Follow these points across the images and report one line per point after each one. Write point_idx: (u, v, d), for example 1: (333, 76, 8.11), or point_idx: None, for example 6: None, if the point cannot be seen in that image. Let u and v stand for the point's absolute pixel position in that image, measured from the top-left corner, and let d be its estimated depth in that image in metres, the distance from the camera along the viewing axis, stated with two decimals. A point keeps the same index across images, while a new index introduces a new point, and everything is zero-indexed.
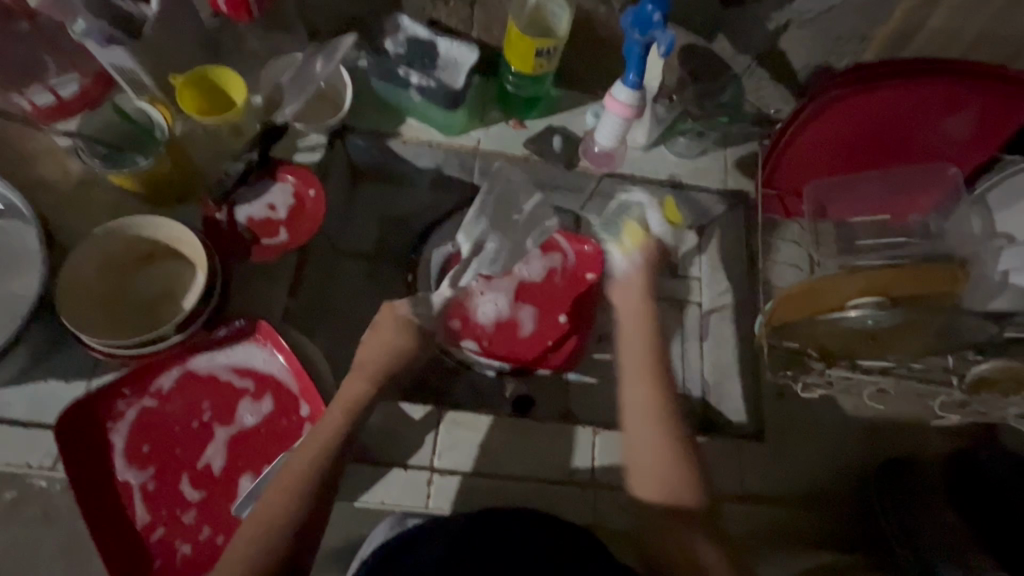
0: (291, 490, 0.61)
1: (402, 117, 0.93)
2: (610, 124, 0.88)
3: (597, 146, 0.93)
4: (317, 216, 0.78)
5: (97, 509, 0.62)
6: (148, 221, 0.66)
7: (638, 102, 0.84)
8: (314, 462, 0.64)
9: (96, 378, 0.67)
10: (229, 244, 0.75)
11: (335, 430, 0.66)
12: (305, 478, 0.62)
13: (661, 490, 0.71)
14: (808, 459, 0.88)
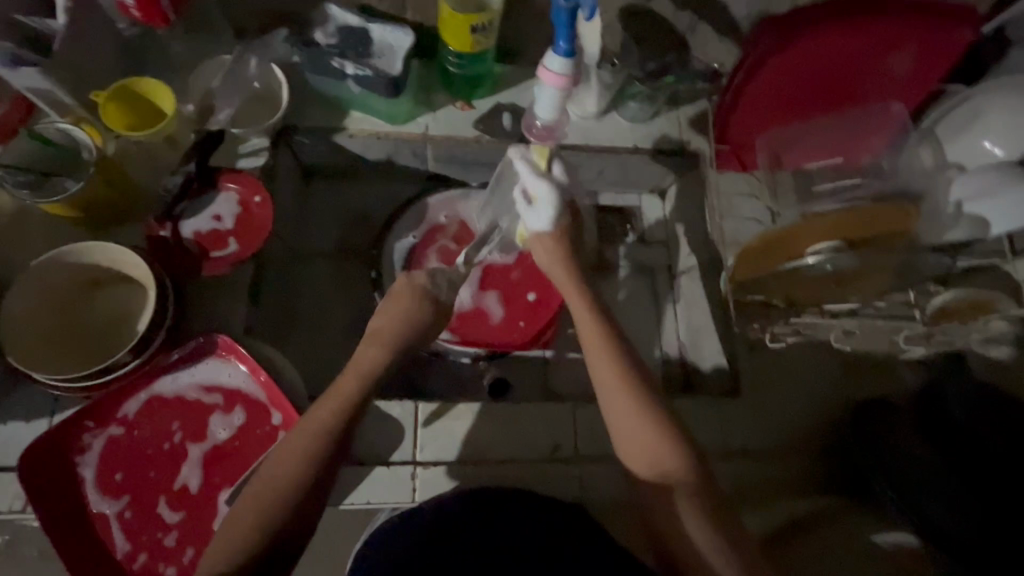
0: (273, 497, 0.58)
1: (344, 112, 0.90)
2: (548, 96, 0.84)
3: (539, 120, 0.89)
4: (265, 223, 0.79)
5: (78, 540, 0.66)
6: (86, 248, 0.69)
7: (572, 70, 0.81)
8: (297, 464, 0.60)
9: (57, 414, 0.71)
10: (177, 261, 0.76)
11: (327, 417, 0.64)
12: (285, 487, 0.59)
13: (649, 465, 0.65)
14: (784, 408, 0.88)
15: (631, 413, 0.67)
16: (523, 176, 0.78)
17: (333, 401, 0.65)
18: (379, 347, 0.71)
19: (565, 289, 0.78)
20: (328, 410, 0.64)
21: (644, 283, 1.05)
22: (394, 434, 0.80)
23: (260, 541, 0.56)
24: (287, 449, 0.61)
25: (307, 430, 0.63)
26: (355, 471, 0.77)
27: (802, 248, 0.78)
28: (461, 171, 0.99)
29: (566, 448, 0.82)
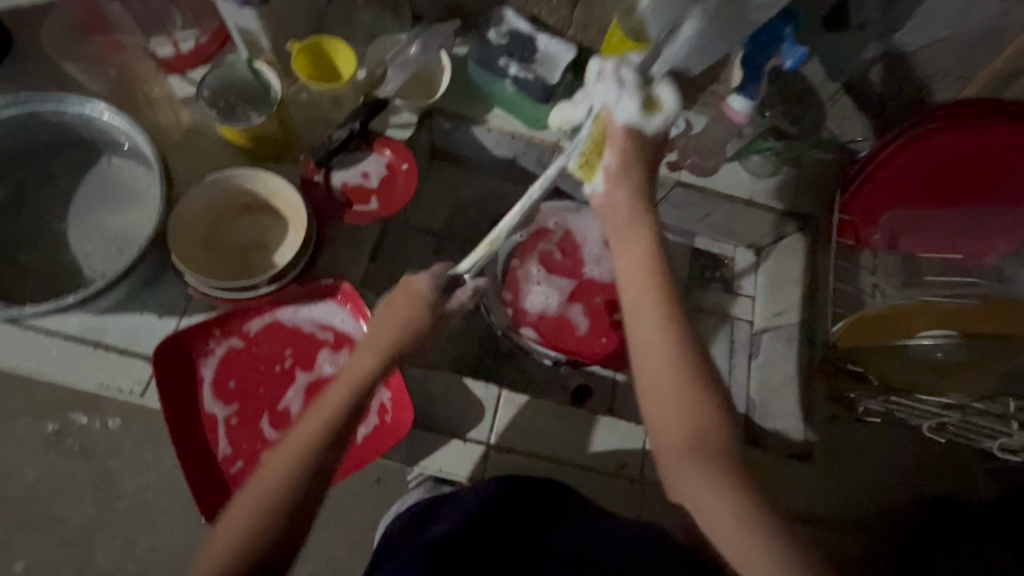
0: (248, 527, 0.51)
1: (488, 105, 0.95)
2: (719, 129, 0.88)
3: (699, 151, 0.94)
4: (407, 188, 0.85)
5: (188, 432, 0.72)
6: (254, 175, 0.76)
7: (751, 110, 0.84)
8: (273, 489, 0.52)
9: (185, 316, 0.79)
10: (327, 205, 0.83)
11: (312, 434, 0.55)
12: (265, 511, 0.52)
13: (683, 429, 0.56)
14: (853, 486, 0.89)
15: (678, 384, 0.58)
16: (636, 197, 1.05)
17: (318, 417, 0.57)
18: (374, 356, 0.61)
19: (632, 241, 0.65)
20: (315, 421, 0.56)
21: (724, 331, 1.10)
22: (474, 412, 0.83)
23: (246, 561, 0.50)
24: (265, 475, 0.54)
25: (283, 455, 0.54)
26: (432, 436, 0.81)
27: (915, 330, 0.77)
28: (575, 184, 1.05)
29: (633, 467, 0.83)
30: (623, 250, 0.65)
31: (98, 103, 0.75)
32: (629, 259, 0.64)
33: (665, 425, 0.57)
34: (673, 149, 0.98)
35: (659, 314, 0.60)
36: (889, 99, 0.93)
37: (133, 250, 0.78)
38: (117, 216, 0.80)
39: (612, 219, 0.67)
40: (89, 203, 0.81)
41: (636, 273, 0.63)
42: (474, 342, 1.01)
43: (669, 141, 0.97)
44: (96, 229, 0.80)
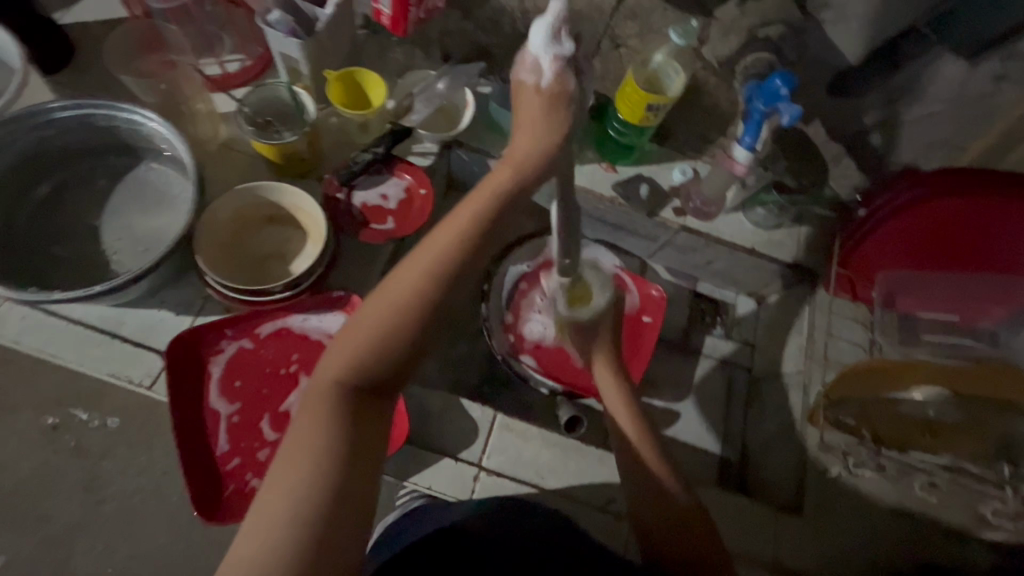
0: (382, 340, 0.53)
1: (505, 141, 1.01)
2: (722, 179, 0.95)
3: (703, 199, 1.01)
4: (423, 212, 0.89)
5: (190, 427, 0.74)
6: (281, 188, 0.81)
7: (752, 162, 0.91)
8: (406, 307, 0.53)
9: (200, 315, 0.82)
10: (345, 221, 0.88)
11: (454, 236, 0.54)
12: (401, 325, 0.53)
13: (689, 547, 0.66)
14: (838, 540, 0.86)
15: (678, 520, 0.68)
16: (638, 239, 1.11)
17: (442, 242, 0.55)
18: (515, 163, 0.56)
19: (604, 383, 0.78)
20: (442, 250, 0.54)
21: (721, 376, 1.12)
22: (468, 432, 0.84)
23: (384, 359, 0.53)
24: (400, 277, 0.54)
25: (424, 252, 0.54)
26: (425, 452, 0.82)
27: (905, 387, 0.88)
28: (584, 221, 1.10)
29: (620, 504, 0.83)
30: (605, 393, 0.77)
31: (148, 113, 0.81)
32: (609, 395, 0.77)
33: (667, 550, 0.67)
34: (680, 195, 1.03)
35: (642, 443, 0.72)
36: (888, 163, 0.97)
37: (159, 248, 0.82)
38: (148, 216, 0.85)
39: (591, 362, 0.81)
40: (124, 202, 0.86)
41: (620, 410, 0.75)
42: (473, 365, 1.04)
43: (676, 187, 1.03)
44: (127, 227, 0.84)
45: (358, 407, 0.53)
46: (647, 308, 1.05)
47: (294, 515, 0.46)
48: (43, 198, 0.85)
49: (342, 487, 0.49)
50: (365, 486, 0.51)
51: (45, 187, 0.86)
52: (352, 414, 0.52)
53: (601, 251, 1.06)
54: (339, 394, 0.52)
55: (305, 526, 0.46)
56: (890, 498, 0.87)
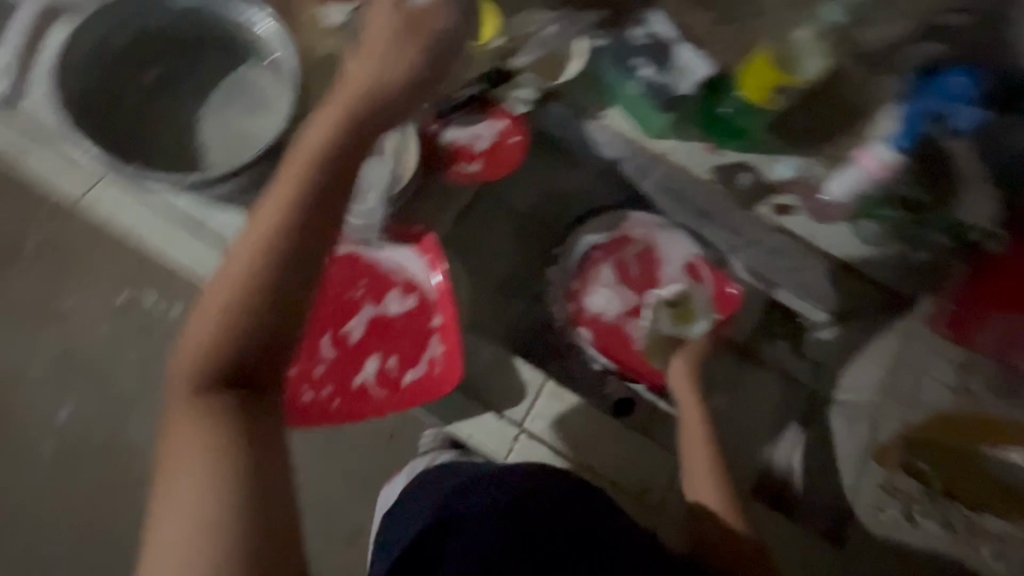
0: (224, 325, 0.53)
1: (607, 103, 0.96)
2: (853, 176, 0.85)
3: (824, 195, 0.90)
4: (511, 161, 0.88)
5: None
6: None
7: (897, 164, 0.82)
8: (243, 288, 0.53)
9: None
10: (433, 156, 0.86)
11: (275, 217, 0.55)
12: (232, 328, 0.53)
13: (726, 508, 0.75)
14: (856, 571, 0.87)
15: (717, 480, 0.78)
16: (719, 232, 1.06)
17: (267, 220, 0.55)
18: (326, 127, 0.58)
19: (687, 403, 0.85)
20: (270, 220, 0.55)
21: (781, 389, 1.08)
22: (516, 392, 0.83)
23: (218, 481, 0.49)
24: (223, 285, 0.54)
25: (243, 267, 0.54)
26: (471, 403, 0.83)
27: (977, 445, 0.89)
28: (670, 204, 1.05)
29: (655, 493, 0.82)
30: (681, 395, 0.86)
31: (266, 8, 0.80)
32: (679, 388, 0.87)
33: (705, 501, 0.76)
34: (781, 192, 0.96)
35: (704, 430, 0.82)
36: None
37: (250, 153, 0.83)
38: (244, 120, 0.85)
39: (675, 376, 0.88)
40: (223, 101, 0.86)
41: (691, 406, 0.84)
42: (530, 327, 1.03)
43: (779, 183, 0.95)
44: (224, 127, 0.85)
45: (243, 413, 0.53)
46: (719, 304, 0.97)
47: (208, 557, 0.47)
48: (150, 84, 0.86)
49: (258, 466, 0.51)
50: (287, 495, 0.52)
51: (152, 72, 0.86)
52: (220, 400, 0.53)
53: (678, 236, 1.04)
54: (196, 391, 0.53)
55: (235, 516, 0.49)
56: (915, 539, 0.87)
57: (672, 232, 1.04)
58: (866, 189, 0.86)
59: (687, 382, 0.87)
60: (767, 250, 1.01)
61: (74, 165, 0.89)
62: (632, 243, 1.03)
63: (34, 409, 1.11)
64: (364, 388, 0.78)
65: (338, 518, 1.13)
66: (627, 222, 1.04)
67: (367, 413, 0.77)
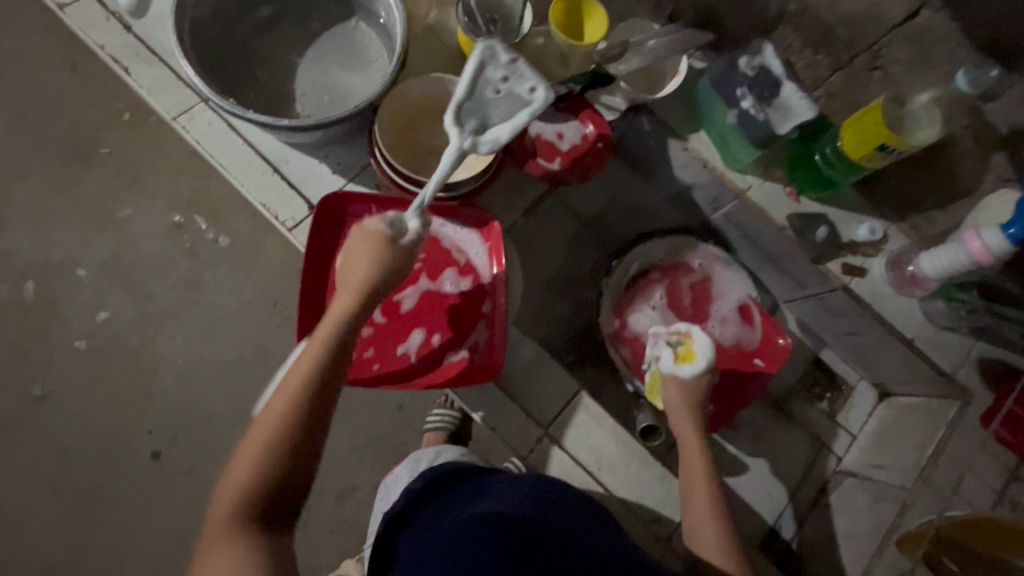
0: (259, 462, 0.54)
1: (695, 127, 0.95)
2: (952, 256, 0.80)
3: (914, 267, 0.86)
4: (592, 166, 0.85)
5: (313, 287, 0.79)
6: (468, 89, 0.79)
7: (1005, 254, 0.76)
8: (287, 423, 0.55)
9: (352, 181, 0.85)
10: (516, 146, 0.86)
11: (291, 393, 0.56)
12: (272, 453, 0.54)
13: (722, 551, 0.67)
14: None
15: (715, 517, 0.69)
16: (778, 279, 1.04)
17: (298, 373, 0.58)
18: (353, 293, 0.62)
19: (681, 416, 0.79)
20: (298, 376, 0.57)
21: (806, 451, 1.05)
22: (547, 395, 0.83)
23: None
24: (243, 449, 0.55)
25: (272, 414, 0.56)
26: (500, 396, 0.82)
27: (1008, 554, 0.75)
28: (734, 238, 1.05)
29: (666, 527, 0.81)
30: (679, 422, 0.79)
31: None
32: (683, 417, 0.79)
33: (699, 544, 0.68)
34: (855, 253, 0.92)
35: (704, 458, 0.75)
36: None
37: (342, 107, 0.84)
38: (341, 74, 0.86)
39: (671, 397, 0.81)
40: (325, 51, 0.87)
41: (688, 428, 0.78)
42: (568, 334, 1.03)
43: (856, 243, 0.92)
44: (321, 76, 0.86)
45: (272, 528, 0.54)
46: (766, 352, 0.97)
47: None
48: (260, 21, 0.87)
49: None
50: None
51: (264, 10, 0.87)
52: (257, 532, 0.52)
53: (737, 273, 1.02)
54: (231, 517, 0.52)
55: None
56: None
57: (732, 267, 1.02)
58: (962, 271, 0.81)
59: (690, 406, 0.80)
60: (824, 306, 0.99)
61: (180, 85, 0.86)
62: (689, 272, 1.02)
63: (79, 302, 1.16)
64: (404, 359, 0.79)
65: (338, 475, 1.15)
66: (691, 247, 1.02)
67: (405, 383, 0.78)
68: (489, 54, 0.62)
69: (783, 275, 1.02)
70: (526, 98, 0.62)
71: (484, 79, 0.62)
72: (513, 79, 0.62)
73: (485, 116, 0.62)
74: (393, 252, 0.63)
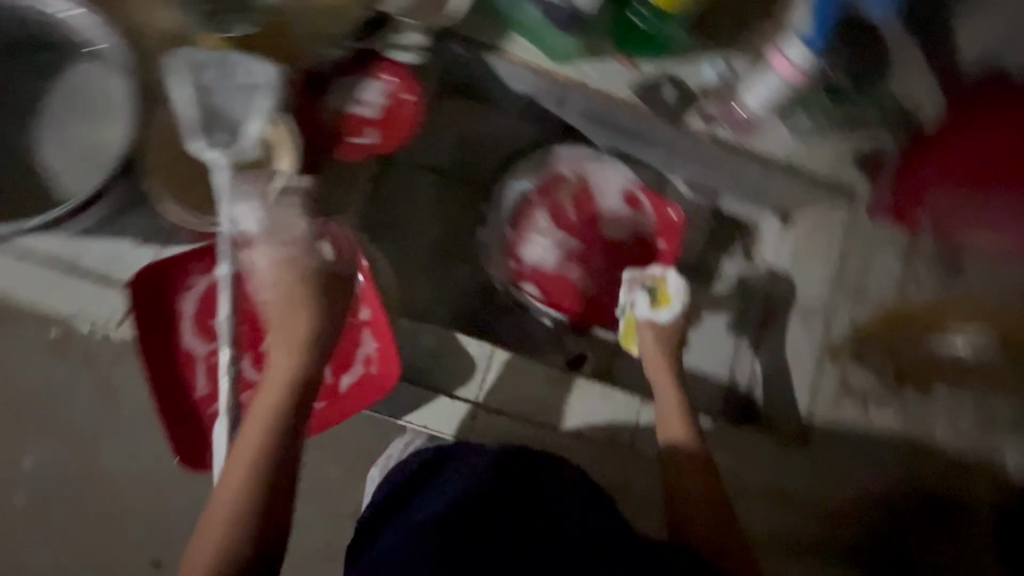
0: (228, 528, 0.54)
1: (506, 31, 0.84)
2: (768, 84, 0.80)
3: (743, 111, 0.85)
4: (408, 120, 0.78)
5: (169, 385, 0.70)
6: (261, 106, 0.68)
7: (812, 68, 0.76)
8: (253, 483, 0.56)
9: (162, 246, 0.74)
10: (316, 130, 0.75)
11: (255, 450, 0.57)
12: (237, 522, 0.54)
13: (684, 432, 0.76)
14: (839, 473, 0.84)
15: (682, 413, 0.78)
16: (654, 153, 0.99)
17: (261, 422, 0.59)
18: (291, 343, 0.64)
19: (657, 367, 0.83)
20: (263, 426, 0.58)
21: (738, 304, 1.04)
22: (464, 368, 0.79)
23: None
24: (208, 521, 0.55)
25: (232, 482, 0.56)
26: (418, 391, 0.78)
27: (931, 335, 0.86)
28: (597, 129, 0.97)
29: (624, 438, 0.81)
30: (644, 348, 0.84)
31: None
32: (657, 353, 0.83)
33: (665, 427, 0.77)
34: (712, 99, 0.88)
35: (667, 374, 0.82)
36: (950, 63, 0.87)
37: (105, 167, 0.72)
38: (88, 129, 0.73)
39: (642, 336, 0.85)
40: (59, 110, 0.74)
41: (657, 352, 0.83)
42: (471, 294, 0.97)
43: (707, 89, 0.88)
44: (66, 140, 0.73)
45: None
46: (663, 231, 0.95)
47: None
48: None
49: None
50: None
51: None
52: None
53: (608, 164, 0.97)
54: None
55: None
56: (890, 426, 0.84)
57: (603, 160, 0.97)
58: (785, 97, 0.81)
59: (654, 334, 0.84)
60: (703, 163, 0.96)
61: None
62: (564, 184, 0.97)
63: None
64: None
65: None
66: (557, 154, 0.97)
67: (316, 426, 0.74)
68: (196, 61, 0.67)
69: (654, 151, 0.98)
70: (252, 81, 0.67)
71: (205, 87, 0.67)
72: (228, 70, 0.67)
73: (228, 112, 0.66)
74: (320, 283, 0.66)
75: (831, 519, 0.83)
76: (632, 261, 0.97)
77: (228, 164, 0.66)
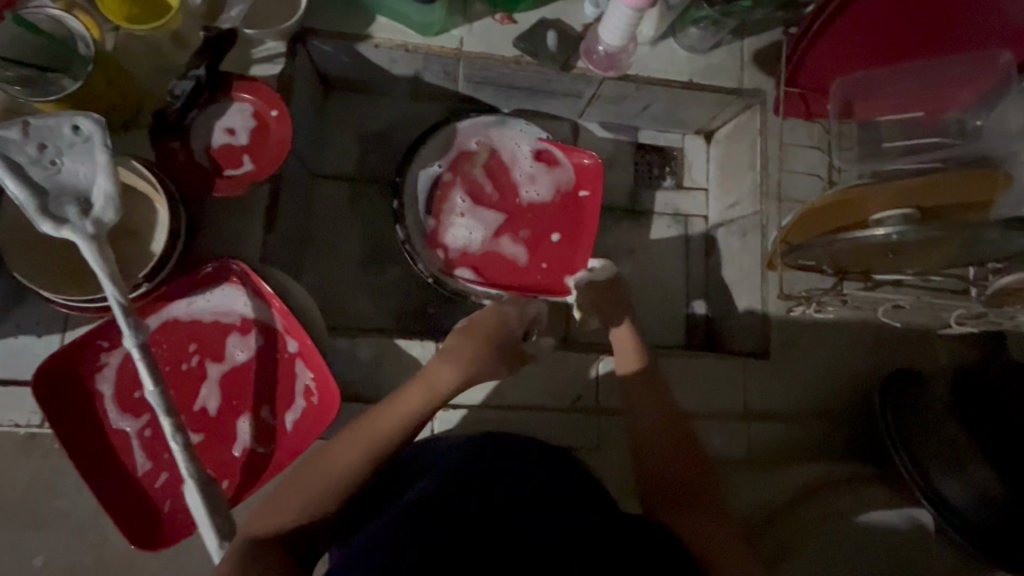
0: (312, 501, 0.56)
1: (371, 16, 0.82)
2: (618, 17, 0.75)
3: (602, 47, 0.81)
4: (282, 140, 0.73)
5: (105, 470, 0.67)
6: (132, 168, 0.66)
7: None
8: (356, 463, 0.58)
9: (66, 332, 0.71)
10: (190, 174, 0.72)
11: (377, 434, 0.60)
12: (316, 499, 0.56)
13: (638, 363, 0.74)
14: (795, 375, 0.85)
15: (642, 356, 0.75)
16: (557, 104, 0.97)
17: (389, 415, 0.61)
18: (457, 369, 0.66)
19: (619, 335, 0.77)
20: (389, 417, 0.61)
21: (678, 234, 1.04)
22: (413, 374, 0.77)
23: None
24: (292, 489, 0.56)
25: (334, 462, 0.57)
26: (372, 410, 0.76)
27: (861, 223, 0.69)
28: (493, 94, 0.94)
29: (588, 399, 0.81)
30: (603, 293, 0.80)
31: None
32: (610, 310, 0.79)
33: (623, 358, 0.75)
34: None
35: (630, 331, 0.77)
36: None
37: None
38: None
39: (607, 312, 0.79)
40: None
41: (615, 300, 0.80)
42: (411, 294, 0.94)
43: (590, 26, 0.85)
44: None
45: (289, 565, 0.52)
46: (584, 178, 0.94)
47: None
48: None
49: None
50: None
51: None
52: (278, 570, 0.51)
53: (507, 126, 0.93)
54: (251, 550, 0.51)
55: None
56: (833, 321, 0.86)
57: (501, 126, 0.93)
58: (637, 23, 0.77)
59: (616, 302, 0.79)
60: (608, 103, 0.95)
61: None
62: (474, 158, 0.93)
63: None
64: (248, 457, 0.71)
65: None
66: (458, 130, 0.92)
67: (265, 474, 0.70)
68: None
69: (556, 102, 0.95)
70: (81, 136, 0.58)
71: (26, 160, 0.57)
72: (48, 137, 0.58)
73: (70, 179, 0.58)
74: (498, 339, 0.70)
75: (800, 419, 0.84)
76: (564, 219, 0.94)
77: (93, 237, 0.57)
